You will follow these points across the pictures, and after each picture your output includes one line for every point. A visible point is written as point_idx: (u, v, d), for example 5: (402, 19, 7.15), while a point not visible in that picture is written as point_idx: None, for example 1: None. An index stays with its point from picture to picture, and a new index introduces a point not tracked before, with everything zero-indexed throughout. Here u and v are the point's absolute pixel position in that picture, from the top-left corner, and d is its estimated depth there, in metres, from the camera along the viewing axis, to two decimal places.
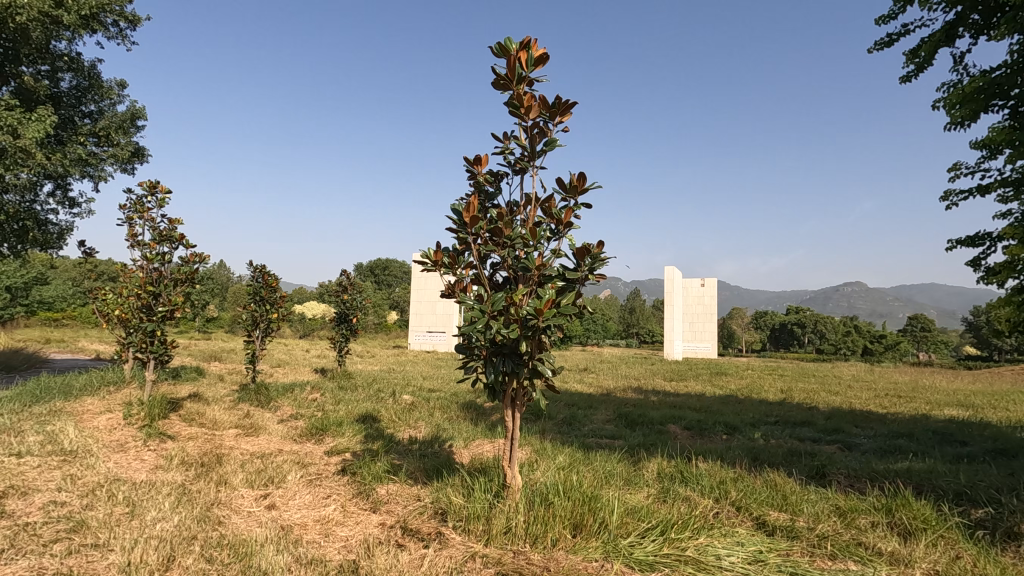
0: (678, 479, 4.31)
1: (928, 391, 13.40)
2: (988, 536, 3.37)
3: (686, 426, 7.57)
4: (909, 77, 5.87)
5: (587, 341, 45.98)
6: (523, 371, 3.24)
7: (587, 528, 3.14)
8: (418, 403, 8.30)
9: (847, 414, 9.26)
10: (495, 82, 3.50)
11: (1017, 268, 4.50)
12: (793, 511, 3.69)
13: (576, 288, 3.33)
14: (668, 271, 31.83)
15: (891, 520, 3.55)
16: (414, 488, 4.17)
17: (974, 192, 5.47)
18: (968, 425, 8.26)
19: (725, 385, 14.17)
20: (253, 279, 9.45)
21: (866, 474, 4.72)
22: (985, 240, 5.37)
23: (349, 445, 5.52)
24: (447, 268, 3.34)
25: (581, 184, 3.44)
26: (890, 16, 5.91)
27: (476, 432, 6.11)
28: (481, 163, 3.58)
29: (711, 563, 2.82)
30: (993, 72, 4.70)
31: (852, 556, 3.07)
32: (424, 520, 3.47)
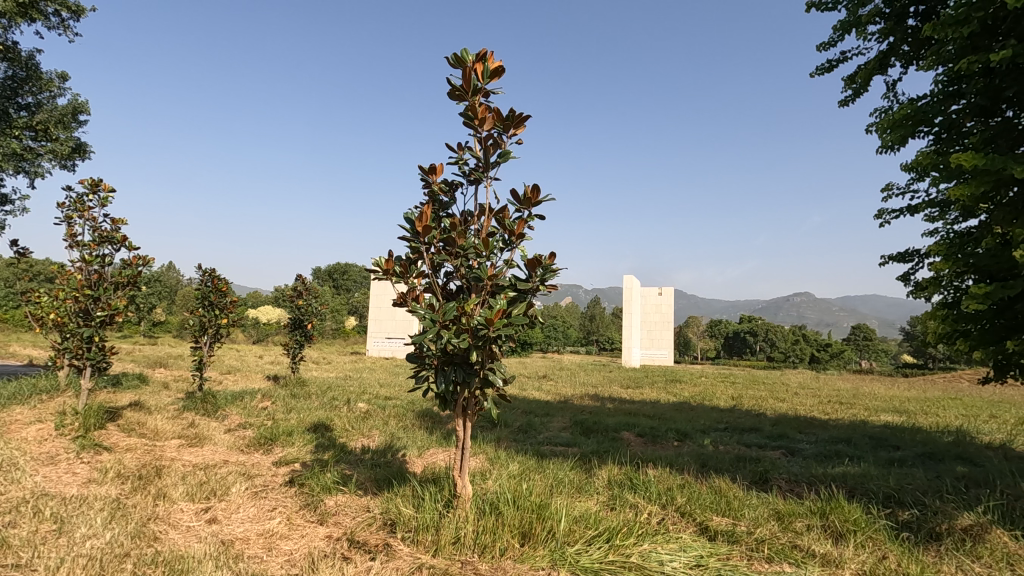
0: (627, 486, 4.39)
1: (867, 398, 14.12)
2: (912, 537, 3.57)
3: (639, 432, 7.73)
4: (848, 101, 6.19)
5: (547, 349, 46.33)
6: (474, 381, 3.26)
7: (534, 537, 3.17)
8: (373, 412, 8.18)
9: (792, 420, 9.65)
10: (450, 93, 3.52)
11: (942, 284, 4.80)
12: (735, 516, 3.83)
13: (528, 298, 3.38)
14: (627, 280, 32.42)
15: (825, 523, 3.73)
16: (364, 499, 4.11)
17: (904, 211, 5.81)
18: (901, 430, 8.73)
19: (679, 392, 14.53)
20: (202, 282, 9.11)
21: (805, 478, 4.93)
22: (914, 257, 5.69)
23: (298, 455, 5.39)
24: (399, 278, 3.33)
25: (535, 196, 3.49)
26: (830, 44, 6.23)
27: (430, 441, 6.07)
28: (436, 171, 3.59)
29: (654, 569, 2.89)
30: (921, 100, 5.00)
31: (787, 558, 3.20)
32: (372, 532, 3.42)
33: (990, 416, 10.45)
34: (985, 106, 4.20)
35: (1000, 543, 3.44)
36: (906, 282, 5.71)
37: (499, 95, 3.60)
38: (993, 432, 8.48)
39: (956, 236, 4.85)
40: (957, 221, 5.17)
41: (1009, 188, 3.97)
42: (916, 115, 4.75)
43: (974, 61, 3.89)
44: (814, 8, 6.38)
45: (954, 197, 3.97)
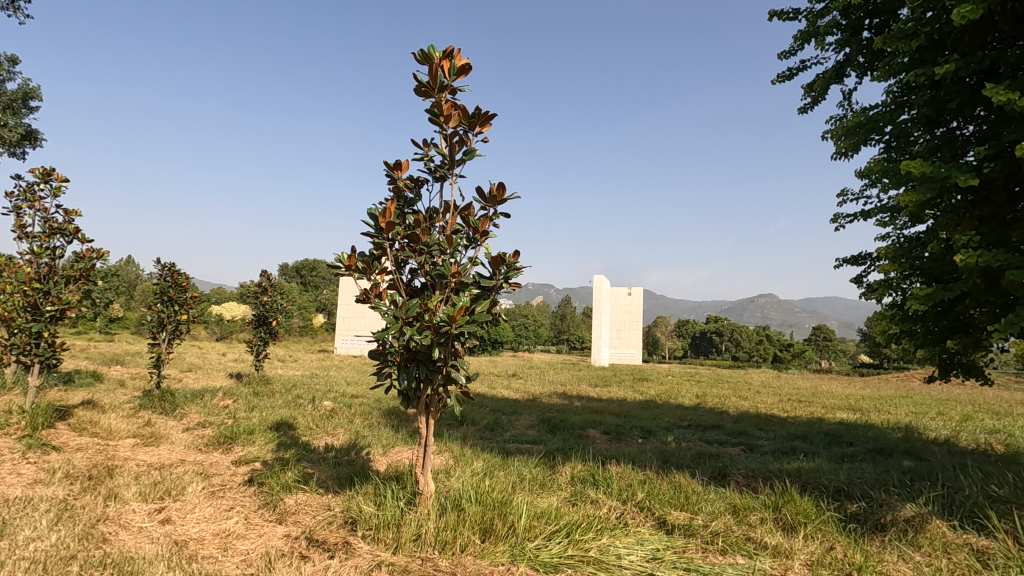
0: (590, 483, 4.45)
1: (825, 396, 14.57)
2: (859, 528, 3.73)
3: (604, 430, 7.83)
4: (806, 108, 6.39)
5: (518, 347, 46.43)
6: (437, 377, 3.26)
7: (495, 533, 3.19)
8: (339, 410, 8.07)
9: (753, 417, 9.93)
10: (416, 89, 3.50)
11: (891, 286, 5.02)
12: (693, 510, 3.93)
13: (492, 296, 3.40)
14: (598, 279, 32.70)
15: (777, 516, 3.86)
16: (325, 497, 4.07)
17: (858, 216, 6.04)
18: (855, 427, 9.06)
19: (647, 391, 14.74)
20: (160, 277, 8.81)
21: (761, 473, 5.08)
22: (866, 260, 5.92)
23: (259, 454, 5.29)
24: (361, 274, 3.30)
25: (500, 194, 3.51)
26: (790, 52, 6.41)
27: (396, 439, 6.03)
28: (401, 168, 3.57)
29: (612, 563, 2.95)
30: (873, 109, 5.21)
31: (741, 550, 3.30)
32: (332, 530, 3.39)
33: (937, 413, 10.93)
34: (931, 117, 4.40)
35: (938, 532, 3.63)
36: (858, 284, 5.93)
37: (465, 93, 3.60)
38: (938, 428, 8.91)
39: (905, 240, 5.06)
40: (906, 226, 5.40)
41: (951, 196, 4.18)
42: (868, 124, 4.95)
43: (922, 73, 4.07)
44: (776, 18, 6.56)
45: (902, 203, 4.16)
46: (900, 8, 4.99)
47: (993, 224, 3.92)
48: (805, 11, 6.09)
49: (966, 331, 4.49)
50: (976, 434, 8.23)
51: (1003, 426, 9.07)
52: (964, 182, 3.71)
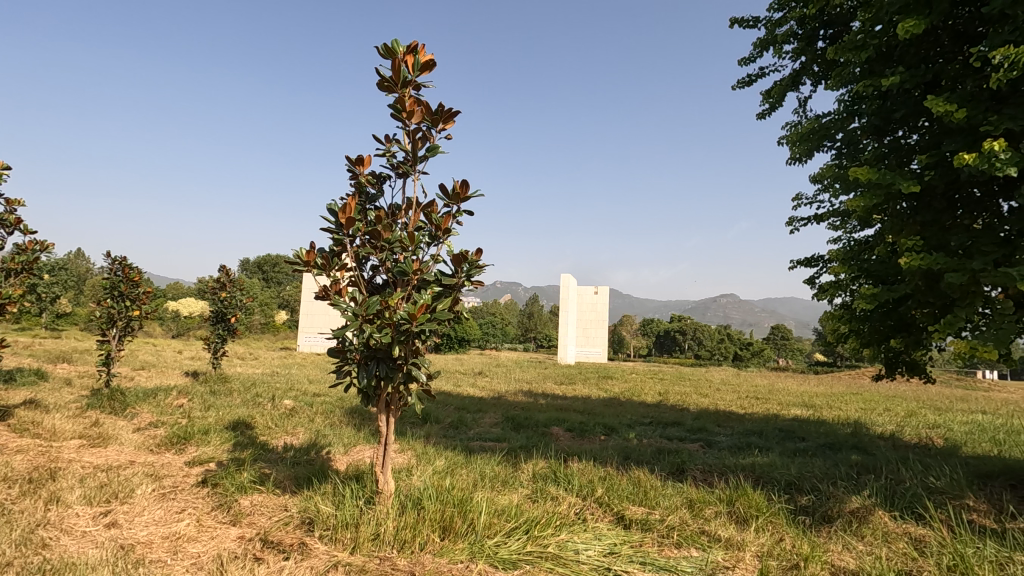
0: (551, 480, 4.49)
1: (781, 393, 15.07)
2: (807, 520, 3.88)
3: (568, 428, 7.91)
4: (764, 114, 6.59)
5: (486, 345, 46.36)
6: (397, 375, 3.24)
7: (454, 530, 3.19)
8: (299, 408, 7.92)
9: (711, 414, 10.19)
10: (379, 83, 3.46)
11: (840, 287, 5.23)
12: (651, 505, 4.01)
13: (454, 294, 3.40)
14: (565, 279, 33.08)
15: (731, 509, 3.98)
16: (282, 497, 3.99)
17: (811, 220, 6.26)
18: (809, 423, 9.39)
19: (611, 389, 14.94)
20: (111, 272, 8.44)
21: (718, 468, 5.22)
22: (818, 262, 6.14)
23: (214, 455, 5.14)
24: (320, 270, 3.24)
25: (464, 192, 3.50)
26: (750, 59, 6.60)
27: (357, 437, 5.96)
28: (363, 163, 3.53)
29: (569, 558, 3.00)
30: (825, 116, 5.41)
31: (695, 543, 3.39)
32: (288, 531, 3.32)
33: (884, 409, 11.46)
34: (878, 126, 4.60)
35: (881, 523, 3.80)
36: (810, 285, 6.15)
37: (429, 89, 3.59)
38: (884, 423, 9.33)
39: (855, 244, 5.28)
40: (856, 231, 5.62)
41: (897, 202, 4.37)
42: (821, 131, 5.14)
43: (870, 83, 4.25)
44: (737, 25, 6.73)
45: (851, 208, 4.34)
46: (852, 21, 5.20)
47: (934, 229, 4.13)
48: (764, 20, 6.27)
49: (908, 330, 4.74)
50: (919, 428, 8.67)
51: (943, 421, 9.57)
52: (907, 189, 3.89)
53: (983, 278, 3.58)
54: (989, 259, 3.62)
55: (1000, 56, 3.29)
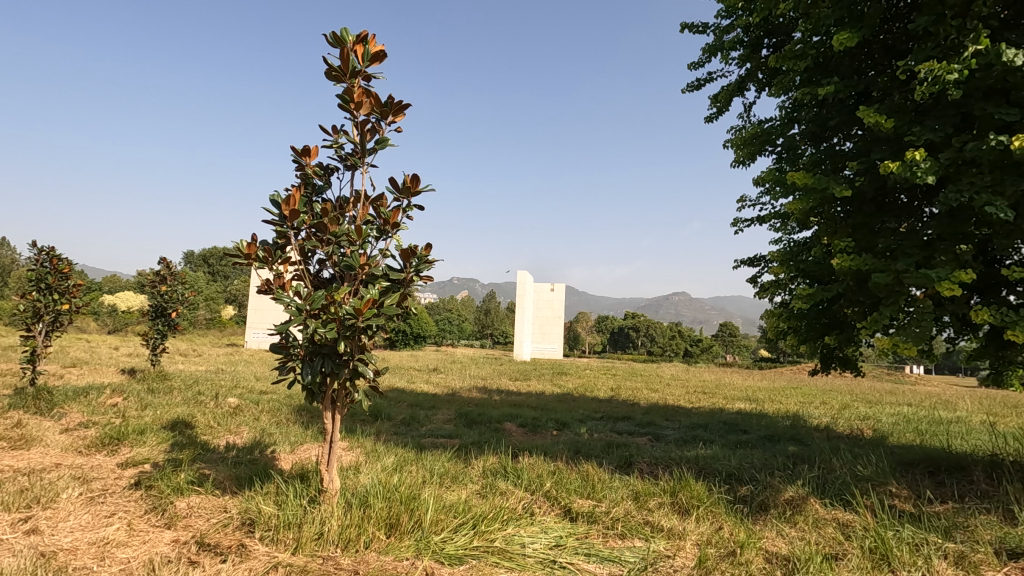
0: (501, 475, 4.52)
1: (727, 388, 15.66)
2: (745, 509, 4.04)
3: (521, 423, 7.97)
4: (712, 117, 6.79)
5: (442, 341, 45.99)
6: (343, 372, 3.18)
7: (401, 528, 3.16)
8: (244, 407, 7.65)
9: (660, 408, 10.48)
10: (327, 72, 3.37)
11: (780, 286, 5.47)
12: (598, 498, 4.09)
13: (402, 289, 3.37)
14: (521, 277, 33.29)
15: (674, 500, 4.11)
16: (222, 498, 3.85)
17: (754, 221, 6.51)
18: (752, 416, 9.78)
19: (565, 384, 15.10)
20: (36, 262, 7.90)
21: (664, 461, 5.37)
22: (760, 262, 6.40)
23: (150, 456, 4.90)
24: (262, 263, 3.13)
25: (414, 186, 3.46)
26: (699, 64, 6.77)
27: (304, 436, 5.81)
28: (309, 154, 3.43)
29: (516, 552, 3.03)
30: (767, 122, 5.63)
31: (638, 534, 3.48)
32: (227, 533, 3.20)
33: (821, 402, 12.07)
34: (815, 133, 4.82)
35: (813, 510, 4.00)
36: (753, 284, 6.40)
37: (379, 80, 3.52)
38: (820, 415, 9.83)
39: (794, 245, 5.52)
40: (794, 232, 5.89)
41: (833, 206, 4.60)
42: (763, 136, 5.34)
43: (809, 91, 4.45)
44: (687, 30, 6.91)
45: (790, 210, 4.54)
46: (793, 31, 5.43)
47: (865, 232, 4.37)
48: (713, 27, 6.46)
49: (840, 327, 5.00)
50: (850, 420, 9.18)
51: (872, 413, 10.18)
52: (840, 193, 4.10)
53: (907, 278, 3.81)
54: (912, 261, 3.86)
55: (925, 70, 3.49)
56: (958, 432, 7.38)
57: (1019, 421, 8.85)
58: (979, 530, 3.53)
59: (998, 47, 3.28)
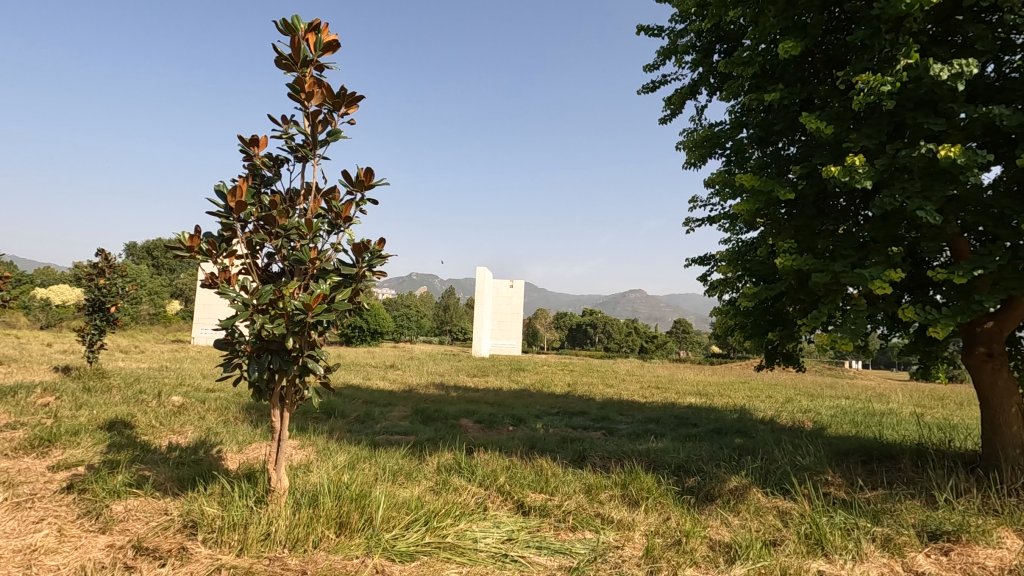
0: (455, 471, 4.51)
1: (680, 383, 16.11)
2: (693, 499, 4.18)
3: (477, 419, 7.97)
4: (666, 119, 6.95)
5: (400, 338, 45.40)
6: (292, 368, 3.12)
7: (351, 526, 3.12)
8: (189, 405, 7.36)
9: (615, 404, 10.69)
10: (277, 60, 3.27)
11: (729, 284, 5.67)
12: (551, 492, 4.15)
13: (354, 284, 3.32)
14: (480, 274, 33.26)
15: (625, 492, 4.21)
16: (162, 501, 3.70)
17: (705, 221, 6.70)
18: (701, 410, 10.12)
19: (523, 380, 15.20)
20: None
21: (617, 454, 5.49)
22: (710, 261, 6.60)
23: (84, 458, 4.65)
24: (205, 256, 3.02)
25: (368, 179, 3.41)
26: (654, 66, 6.91)
27: (253, 435, 5.64)
28: (258, 144, 3.33)
29: (467, 547, 3.05)
30: (718, 125, 5.81)
31: (589, 526, 3.55)
32: (167, 536, 3.08)
33: (766, 396, 12.59)
34: (762, 137, 5.01)
35: (755, 499, 4.18)
36: (703, 282, 6.60)
37: (332, 70, 3.45)
38: (765, 409, 10.26)
39: (741, 245, 5.73)
40: (742, 233, 6.10)
41: (777, 207, 4.79)
42: (713, 139, 5.51)
43: (756, 97, 4.62)
44: (643, 33, 7.04)
45: (738, 211, 4.71)
46: (743, 38, 5.61)
47: (806, 234, 4.58)
48: (667, 31, 6.61)
49: (783, 324, 5.22)
50: (793, 413, 9.61)
51: (813, 406, 10.69)
52: (783, 196, 4.28)
53: (843, 278, 4.01)
54: (848, 262, 4.07)
55: (861, 81, 3.69)
56: (890, 423, 7.86)
57: (943, 412, 9.50)
58: (904, 514, 3.77)
59: (926, 61, 3.49)
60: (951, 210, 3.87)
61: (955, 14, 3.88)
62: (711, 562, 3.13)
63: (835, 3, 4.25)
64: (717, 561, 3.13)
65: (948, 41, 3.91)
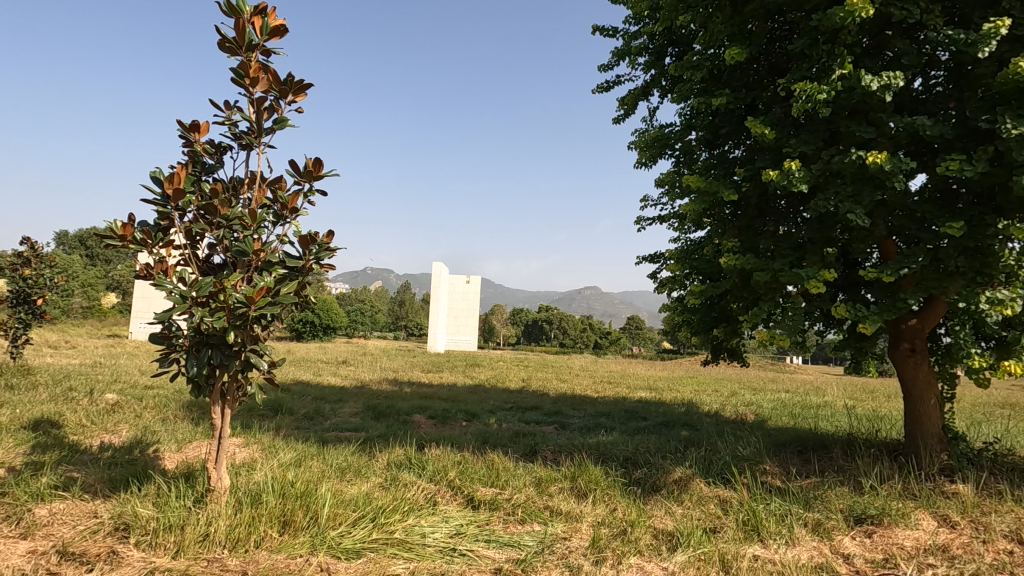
0: (405, 466, 4.48)
1: (631, 378, 16.54)
2: (639, 490, 4.30)
3: (430, 415, 7.93)
4: (619, 119, 7.08)
5: (354, 333, 44.54)
6: (234, 363, 3.02)
7: (295, 524, 3.06)
8: (124, 403, 6.99)
9: (568, 398, 10.85)
10: (220, 43, 3.14)
11: (677, 282, 5.85)
12: (501, 485, 4.18)
13: (301, 277, 3.24)
14: (436, 269, 33.02)
15: (574, 485, 4.28)
16: (91, 503, 3.50)
17: (655, 220, 6.87)
18: (651, 404, 10.39)
19: (477, 376, 15.20)
20: None
21: (567, 448, 5.58)
22: (660, 258, 6.78)
23: (4, 460, 4.35)
24: (139, 246, 2.87)
25: (316, 170, 3.33)
26: (609, 66, 7.02)
27: (193, 433, 5.42)
28: (199, 130, 3.19)
29: (415, 542, 3.04)
30: (668, 126, 5.95)
31: (537, 518, 3.60)
32: (96, 540, 2.92)
33: (712, 390, 13.06)
34: (709, 139, 5.18)
35: (697, 489, 4.33)
36: (653, 279, 6.77)
37: (280, 56, 3.34)
38: (711, 402, 10.64)
39: (689, 243, 5.91)
40: (690, 232, 6.29)
41: (722, 208, 4.97)
42: (663, 140, 5.65)
43: (704, 100, 4.77)
44: (598, 32, 7.13)
45: (686, 211, 4.85)
46: (693, 43, 5.77)
47: (749, 234, 4.77)
48: (621, 32, 6.72)
49: (727, 321, 5.43)
50: (736, 406, 10.01)
51: (755, 400, 11.15)
52: (727, 197, 4.44)
53: (781, 277, 4.21)
54: (787, 261, 4.26)
55: (800, 89, 3.86)
56: (824, 415, 8.30)
57: (873, 404, 10.10)
58: (833, 500, 4.00)
59: (858, 73, 3.69)
60: (879, 214, 4.11)
61: (885, 29, 4.12)
62: (654, 550, 3.23)
63: (778, 13, 4.43)
64: (660, 549, 3.24)
65: (879, 55, 4.15)
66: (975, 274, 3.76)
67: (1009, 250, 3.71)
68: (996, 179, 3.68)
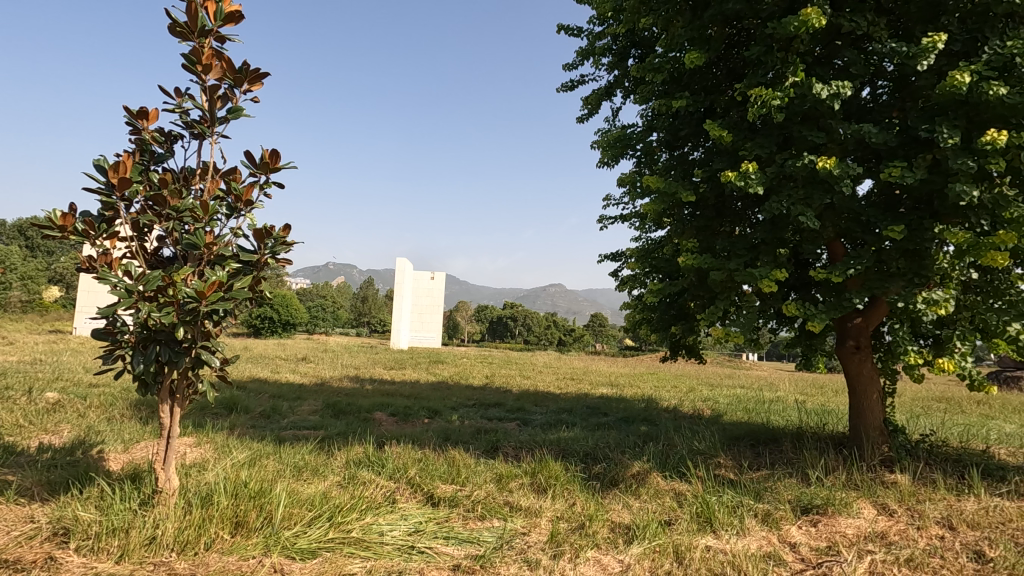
0: (365, 464, 4.42)
1: (593, 374, 16.76)
2: (597, 484, 4.36)
3: (392, 412, 7.85)
4: (583, 118, 7.14)
5: (314, 330, 43.61)
6: (184, 360, 2.90)
7: (248, 525, 2.98)
8: (66, 402, 6.65)
9: (531, 395, 10.90)
10: (171, 27, 3.02)
11: (638, 280, 5.96)
12: (461, 482, 4.18)
13: (255, 272, 3.15)
14: (400, 265, 32.64)
15: (534, 480, 4.31)
16: (28, 508, 3.33)
17: (617, 220, 6.97)
18: (612, 399, 10.56)
19: (440, 373, 15.11)
20: None
21: (528, 444, 5.61)
22: (621, 257, 6.88)
23: None
24: (81, 237, 2.74)
25: (273, 162, 3.24)
26: (573, 65, 7.06)
27: (142, 433, 5.20)
28: (147, 117, 3.06)
29: (373, 540, 3.01)
30: (630, 126, 6.04)
31: (497, 514, 3.62)
32: (32, 545, 2.78)
33: (672, 386, 13.37)
34: (670, 141, 5.29)
35: (654, 483, 4.43)
36: (614, 278, 6.87)
37: (234, 42, 3.23)
38: (670, 398, 10.88)
39: (649, 242, 6.03)
40: (650, 232, 6.41)
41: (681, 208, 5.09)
42: (625, 140, 5.74)
43: (664, 103, 4.86)
44: (563, 31, 7.17)
45: (646, 210, 4.95)
46: (655, 45, 5.86)
47: (706, 234, 4.90)
48: (586, 32, 6.77)
49: (684, 319, 5.57)
50: (694, 402, 10.27)
51: (712, 395, 11.48)
52: (686, 198, 4.55)
53: (736, 276, 4.34)
54: (741, 261, 4.40)
55: (755, 95, 3.98)
56: (776, 410, 8.61)
57: (822, 398, 10.54)
58: (782, 491, 4.16)
59: (810, 81, 3.83)
60: (827, 217, 4.29)
61: (835, 39, 4.29)
62: (611, 543, 3.29)
63: (736, 19, 4.55)
64: (616, 542, 3.30)
65: (829, 63, 4.31)
66: (913, 275, 3.97)
67: (943, 252, 3.93)
68: (934, 186, 3.89)
